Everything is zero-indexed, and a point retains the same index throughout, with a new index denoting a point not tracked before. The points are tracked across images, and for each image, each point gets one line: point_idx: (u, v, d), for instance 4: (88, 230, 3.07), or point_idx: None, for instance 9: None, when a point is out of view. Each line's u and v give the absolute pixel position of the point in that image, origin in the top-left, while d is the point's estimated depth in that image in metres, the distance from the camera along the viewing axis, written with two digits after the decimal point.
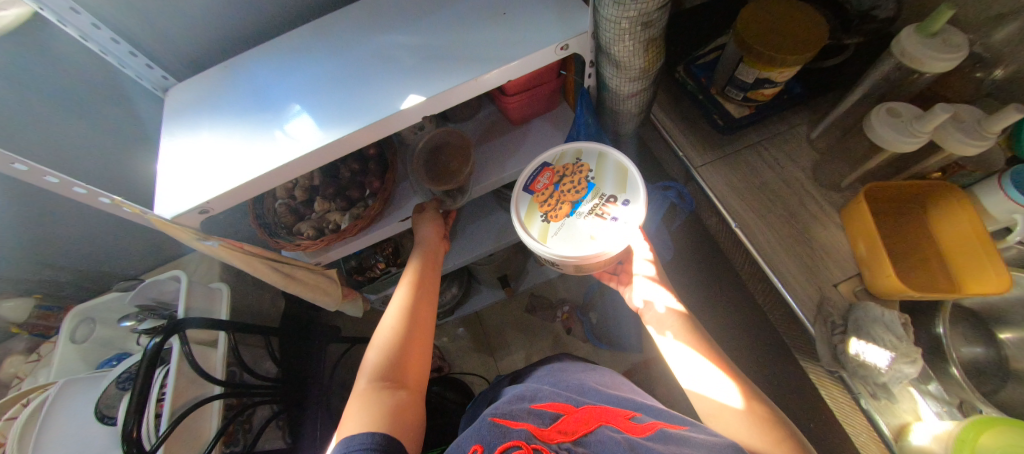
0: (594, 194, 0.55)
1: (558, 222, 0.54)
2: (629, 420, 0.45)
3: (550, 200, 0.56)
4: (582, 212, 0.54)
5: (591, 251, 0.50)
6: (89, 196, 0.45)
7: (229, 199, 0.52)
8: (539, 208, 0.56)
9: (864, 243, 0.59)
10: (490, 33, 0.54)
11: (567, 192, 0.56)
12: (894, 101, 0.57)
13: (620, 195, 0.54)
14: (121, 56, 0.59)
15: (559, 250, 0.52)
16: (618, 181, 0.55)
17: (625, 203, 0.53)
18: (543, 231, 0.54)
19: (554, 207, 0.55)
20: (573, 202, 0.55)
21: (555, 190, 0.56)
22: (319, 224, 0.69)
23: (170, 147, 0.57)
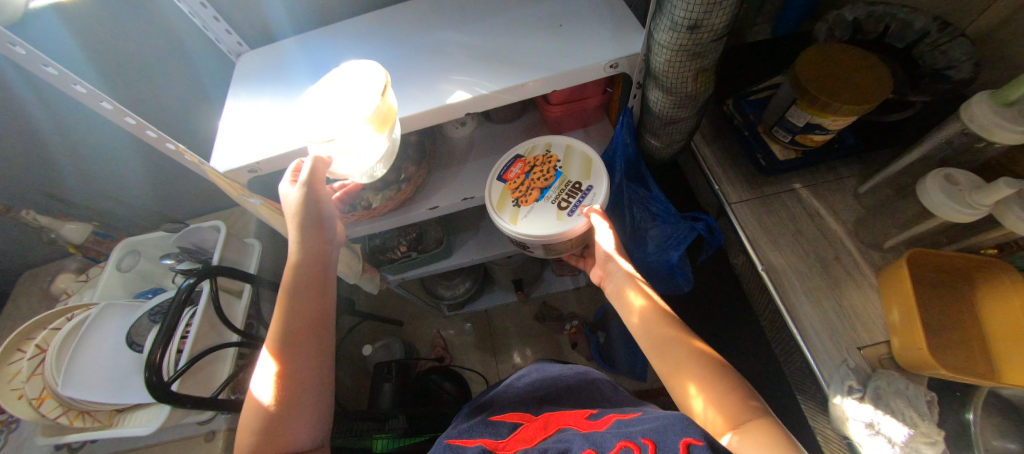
0: (561, 181, 0.62)
1: (527, 206, 0.61)
2: (586, 419, 0.50)
3: (521, 187, 0.63)
4: (550, 197, 0.61)
5: (554, 232, 0.58)
6: (159, 141, 0.49)
7: (278, 163, 0.56)
8: (512, 194, 0.63)
9: (899, 310, 0.56)
10: (544, 42, 0.55)
11: (538, 180, 0.62)
12: (952, 167, 0.55)
13: (585, 182, 0.61)
14: (206, 20, 0.65)
15: (528, 229, 0.59)
16: (583, 169, 0.62)
17: (589, 189, 0.60)
18: (515, 213, 0.61)
19: (525, 193, 0.62)
20: (541, 188, 0.62)
21: (527, 179, 0.63)
22: (352, 199, 0.72)
23: (234, 108, 0.61)
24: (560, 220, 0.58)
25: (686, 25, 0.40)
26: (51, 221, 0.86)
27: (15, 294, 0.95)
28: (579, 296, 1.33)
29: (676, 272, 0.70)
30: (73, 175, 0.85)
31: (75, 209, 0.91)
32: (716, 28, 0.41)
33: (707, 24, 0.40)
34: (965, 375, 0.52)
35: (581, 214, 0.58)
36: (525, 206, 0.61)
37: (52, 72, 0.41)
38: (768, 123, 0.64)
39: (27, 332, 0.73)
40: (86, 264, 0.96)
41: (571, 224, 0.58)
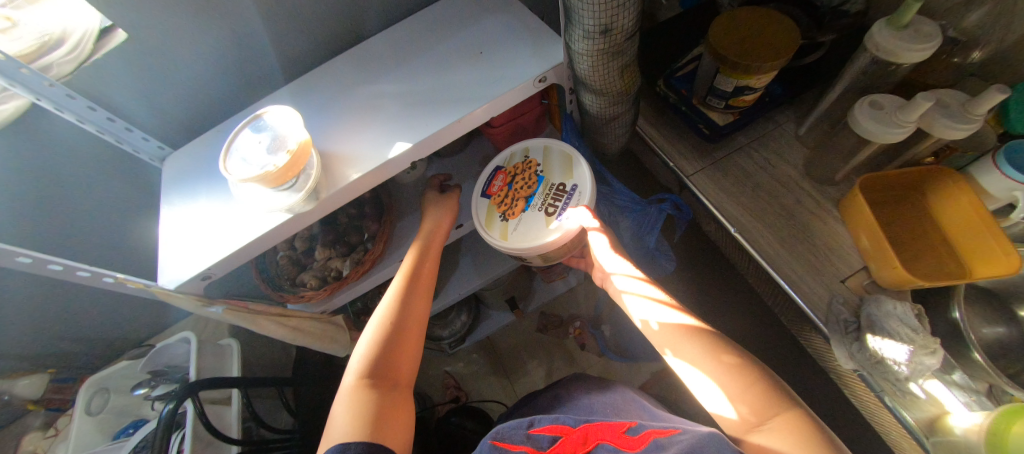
0: (544, 185, 0.61)
1: (515, 218, 0.60)
2: (625, 435, 0.47)
3: (505, 200, 0.62)
4: (536, 204, 0.60)
5: (547, 239, 0.56)
6: (93, 277, 0.46)
7: (230, 262, 0.53)
8: (497, 209, 0.62)
9: (867, 235, 0.59)
10: (470, 73, 0.55)
11: (521, 189, 0.61)
12: (874, 93, 0.58)
13: (569, 183, 0.60)
14: (118, 132, 0.60)
15: (519, 241, 0.58)
16: (564, 168, 0.61)
17: (574, 189, 0.59)
18: (504, 230, 0.60)
19: (510, 205, 0.61)
20: (526, 197, 0.61)
21: (509, 190, 0.62)
22: (322, 273, 0.69)
23: (170, 216, 0.58)
24: (548, 226, 0.57)
25: (597, 31, 0.41)
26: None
27: None
28: (573, 297, 1.33)
29: (658, 255, 0.72)
30: (14, 328, 0.78)
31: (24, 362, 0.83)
32: (626, 26, 0.42)
33: (617, 26, 0.41)
34: (940, 280, 0.55)
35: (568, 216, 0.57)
36: (512, 220, 0.60)
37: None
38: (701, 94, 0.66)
39: None
40: None
41: (561, 229, 0.56)
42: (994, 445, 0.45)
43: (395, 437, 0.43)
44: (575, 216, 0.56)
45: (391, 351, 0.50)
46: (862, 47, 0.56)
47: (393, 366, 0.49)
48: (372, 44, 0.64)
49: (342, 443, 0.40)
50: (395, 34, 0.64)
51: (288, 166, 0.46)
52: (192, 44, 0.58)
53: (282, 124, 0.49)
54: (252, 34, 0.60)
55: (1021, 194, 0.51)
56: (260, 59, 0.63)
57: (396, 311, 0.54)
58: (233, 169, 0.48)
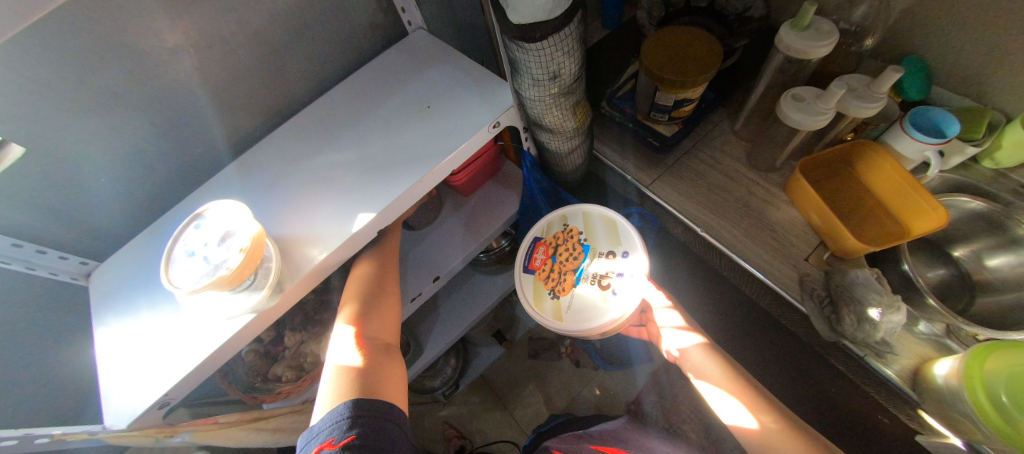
0: (591, 254, 0.59)
1: (567, 295, 0.57)
2: None
3: (552, 274, 0.60)
4: (585, 277, 0.58)
5: (608, 313, 0.54)
6: (22, 442, 0.39)
7: (190, 381, 0.47)
8: (544, 285, 0.60)
9: (816, 214, 0.64)
10: (422, 129, 0.54)
11: (567, 261, 0.60)
12: (793, 87, 0.63)
13: (617, 249, 0.58)
14: (27, 256, 0.52)
15: (578, 319, 0.55)
16: (610, 235, 0.60)
17: (625, 255, 0.57)
18: (557, 308, 0.57)
19: (558, 280, 0.59)
20: (573, 270, 0.59)
21: (555, 263, 0.60)
22: (296, 360, 0.64)
23: (106, 341, 0.50)
24: (606, 300, 0.55)
25: (547, 77, 0.41)
26: None
27: None
28: None
29: None
30: None
31: None
32: (572, 69, 0.43)
33: (564, 70, 0.42)
34: (888, 242, 0.60)
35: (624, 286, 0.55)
36: (563, 297, 0.57)
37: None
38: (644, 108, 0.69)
39: None
40: None
41: (620, 300, 0.54)
42: (971, 383, 0.48)
43: (391, 388, 0.47)
44: (634, 283, 0.55)
45: (372, 326, 0.53)
46: (774, 48, 0.61)
47: (379, 337, 0.52)
48: (311, 113, 0.61)
49: (348, 399, 0.43)
50: (334, 99, 0.62)
51: (243, 265, 0.42)
52: (107, 146, 0.52)
53: (228, 219, 0.45)
54: (176, 124, 0.55)
55: (931, 153, 0.59)
56: (189, 147, 0.58)
57: (367, 292, 0.56)
58: (178, 280, 0.43)
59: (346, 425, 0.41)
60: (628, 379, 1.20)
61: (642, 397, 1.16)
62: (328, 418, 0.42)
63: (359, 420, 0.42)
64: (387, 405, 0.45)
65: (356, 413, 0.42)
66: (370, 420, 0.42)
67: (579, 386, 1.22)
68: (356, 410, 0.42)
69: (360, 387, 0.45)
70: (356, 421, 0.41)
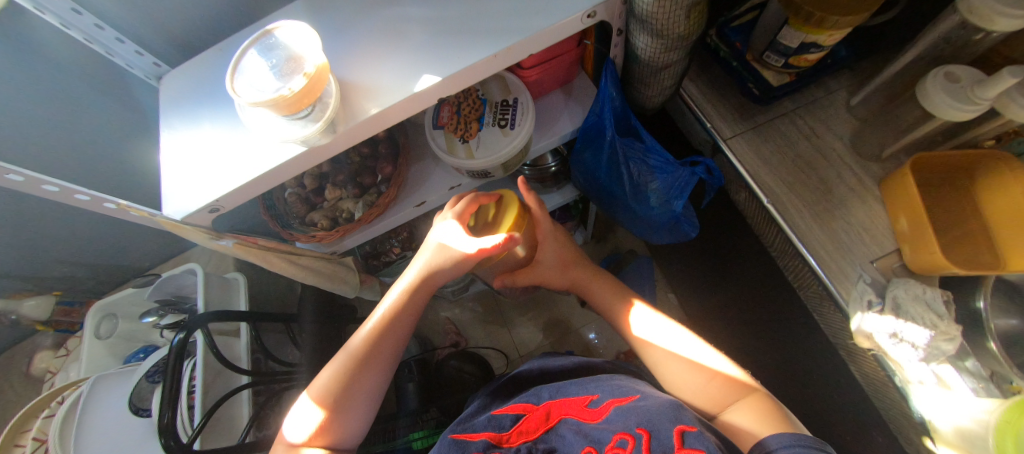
0: (489, 105, 0.63)
1: (475, 139, 0.62)
2: (586, 407, 0.49)
3: (459, 125, 0.63)
4: (488, 122, 0.62)
5: (512, 145, 0.61)
6: (94, 202, 0.43)
7: (239, 196, 0.49)
8: (455, 135, 0.63)
9: (907, 218, 0.57)
10: (509, 1, 0.49)
11: (470, 113, 0.63)
12: (950, 64, 0.52)
13: (510, 97, 0.63)
14: (108, 43, 0.54)
15: (485, 157, 0.61)
16: (501, 86, 0.64)
17: (517, 100, 0.62)
18: (467, 150, 0.62)
19: (465, 129, 0.62)
20: (477, 119, 0.63)
21: (460, 116, 0.63)
22: (332, 213, 0.66)
23: (170, 141, 0.53)
24: (507, 136, 0.61)
25: None
26: (4, 303, 0.78)
27: None
28: None
29: (682, 221, 0.70)
30: (11, 249, 0.75)
31: (26, 282, 0.82)
32: None
33: None
34: (975, 269, 0.54)
35: (520, 124, 0.61)
36: (471, 141, 0.62)
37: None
38: (758, 48, 0.59)
39: (19, 425, 0.67)
40: (62, 337, 0.88)
41: (518, 137, 0.61)
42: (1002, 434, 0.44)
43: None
44: (527, 124, 0.61)
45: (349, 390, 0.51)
46: (950, 9, 0.50)
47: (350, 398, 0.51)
48: None
49: None
50: None
51: (304, 91, 0.41)
52: None
53: (296, 42, 0.43)
54: None
55: None
56: None
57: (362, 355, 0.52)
58: (241, 91, 0.43)
59: None
60: None
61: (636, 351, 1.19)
62: None
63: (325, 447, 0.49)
64: None
65: None
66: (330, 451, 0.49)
67: (579, 324, 1.25)
68: None
69: None
70: None
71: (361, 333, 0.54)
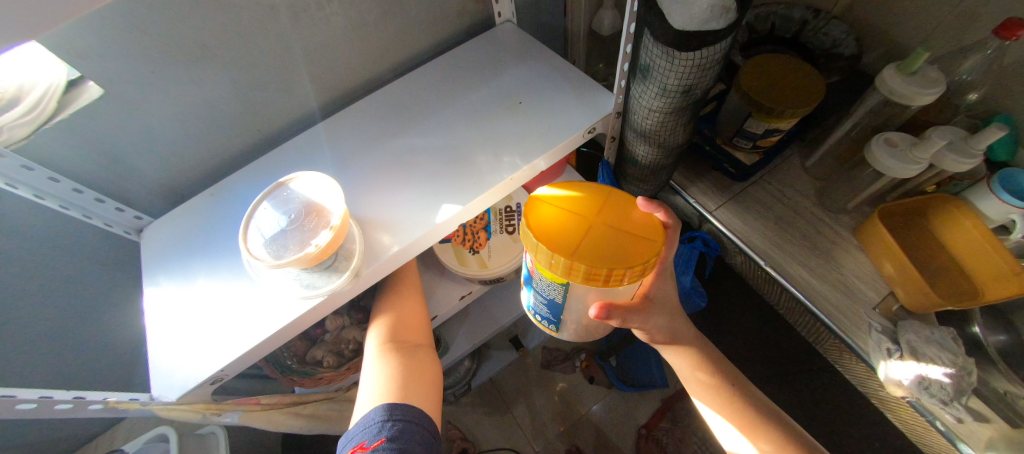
0: (493, 213, 0.66)
1: (485, 248, 0.63)
2: None
3: (467, 236, 0.64)
4: (495, 230, 0.65)
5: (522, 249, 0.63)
6: (76, 407, 0.37)
7: (247, 361, 0.44)
8: (464, 247, 0.63)
9: (890, 263, 0.62)
10: (513, 125, 0.52)
11: (476, 222, 0.65)
12: (885, 131, 0.61)
13: (512, 203, 0.67)
14: (86, 205, 0.50)
15: (500, 264, 0.61)
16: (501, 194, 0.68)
17: (520, 206, 0.66)
18: (479, 260, 0.62)
19: (473, 239, 0.64)
20: (484, 228, 0.64)
21: (467, 226, 0.64)
22: (337, 345, 0.61)
23: (157, 305, 0.47)
24: (516, 241, 0.64)
25: (678, 89, 0.41)
26: None
27: None
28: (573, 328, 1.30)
29: (692, 293, 0.73)
30: None
31: None
32: (703, 86, 0.42)
33: (697, 85, 0.41)
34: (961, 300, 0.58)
35: None
36: (481, 251, 0.63)
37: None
38: (725, 134, 0.67)
39: None
40: None
41: None
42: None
43: (424, 395, 0.48)
44: None
45: (402, 337, 0.52)
46: (872, 89, 0.60)
47: (406, 343, 0.52)
48: (388, 92, 0.58)
49: (383, 405, 0.44)
50: (416, 81, 0.59)
51: (330, 244, 0.39)
52: (184, 100, 0.49)
53: (315, 193, 0.43)
54: (256, 86, 0.53)
55: (1018, 217, 0.56)
56: (262, 112, 0.56)
57: (391, 323, 0.53)
58: (257, 251, 0.40)
59: (387, 418, 0.42)
60: (642, 402, 1.18)
61: (654, 423, 1.13)
62: (363, 422, 0.43)
63: (400, 430, 0.42)
64: (425, 414, 0.45)
65: (397, 416, 0.43)
66: (409, 425, 0.43)
67: (591, 405, 1.19)
68: (393, 411, 0.43)
69: (399, 395, 0.45)
70: (395, 413, 0.43)
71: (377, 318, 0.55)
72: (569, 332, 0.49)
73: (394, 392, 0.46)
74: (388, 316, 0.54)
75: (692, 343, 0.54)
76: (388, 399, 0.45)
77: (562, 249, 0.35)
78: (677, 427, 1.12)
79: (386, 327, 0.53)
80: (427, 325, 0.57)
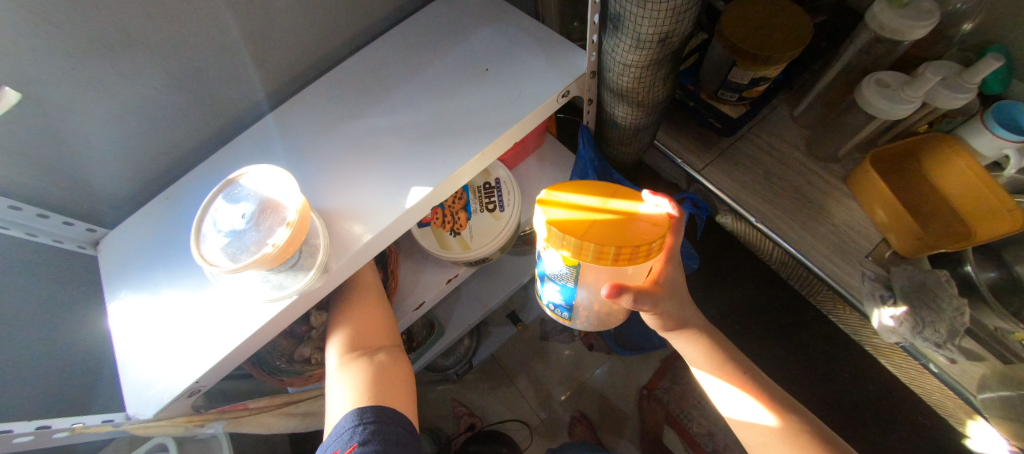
0: (471, 190, 0.63)
1: (466, 229, 0.60)
2: None
3: (446, 218, 0.61)
4: (475, 209, 0.62)
5: (505, 227, 0.60)
6: (40, 437, 0.35)
7: (223, 369, 0.42)
8: (444, 230, 0.60)
9: (882, 209, 0.60)
10: (483, 94, 0.49)
11: (455, 203, 0.62)
12: (877, 71, 0.58)
13: (491, 178, 0.63)
14: (28, 221, 0.46)
15: (483, 245, 0.59)
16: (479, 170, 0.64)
17: (499, 181, 0.63)
18: (461, 242, 0.60)
19: (453, 221, 0.61)
20: (463, 208, 0.61)
21: (445, 207, 0.61)
22: (324, 341, 0.59)
23: (122, 318, 0.45)
24: (498, 219, 0.61)
25: (654, 39, 0.37)
26: None
27: None
28: None
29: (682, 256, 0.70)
30: None
31: None
32: (679, 33, 0.38)
33: (673, 34, 0.38)
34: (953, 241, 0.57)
35: (508, 204, 0.61)
36: (463, 233, 0.60)
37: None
38: (710, 87, 0.63)
39: None
40: None
41: (510, 217, 0.61)
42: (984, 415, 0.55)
43: (395, 397, 0.47)
44: (515, 203, 0.62)
45: (365, 341, 0.51)
46: (862, 27, 0.56)
47: (369, 346, 0.50)
48: (346, 69, 0.54)
49: (354, 411, 0.42)
50: (374, 55, 0.54)
51: (289, 242, 0.37)
52: (120, 98, 0.44)
53: (267, 187, 0.40)
54: (199, 75, 0.48)
55: (1011, 153, 0.54)
56: (210, 103, 0.51)
57: (351, 327, 0.51)
58: (212, 256, 0.37)
59: (359, 424, 0.41)
60: (641, 363, 1.20)
61: (655, 383, 1.15)
62: (334, 432, 0.42)
63: (373, 434, 0.41)
64: (398, 414, 0.45)
65: (368, 421, 0.42)
66: (381, 428, 0.42)
67: (592, 370, 1.21)
68: (365, 415, 0.42)
69: (371, 398, 0.44)
70: (367, 417, 0.42)
71: (336, 322, 0.53)
72: (583, 320, 0.50)
73: (364, 397, 0.45)
74: (347, 319, 0.52)
75: (702, 329, 0.54)
76: (358, 405, 0.44)
77: (573, 230, 0.36)
78: (676, 385, 1.15)
79: (346, 332, 0.51)
80: (392, 324, 0.55)
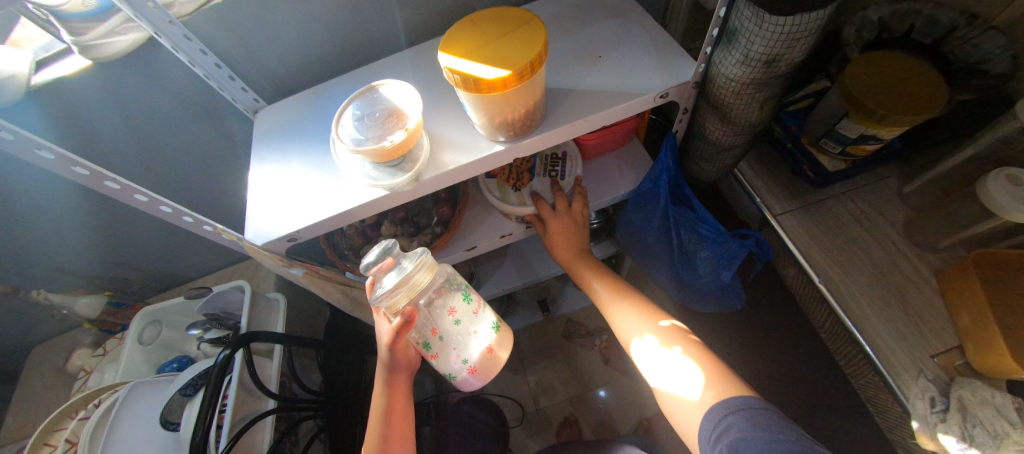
0: (539, 156, 0.71)
1: (525, 186, 0.68)
2: None
3: (511, 174, 0.69)
4: (539, 173, 0.69)
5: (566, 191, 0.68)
6: (195, 224, 0.45)
7: (319, 229, 0.52)
8: (507, 182, 0.69)
9: (969, 313, 0.55)
10: (590, 77, 0.53)
11: (522, 163, 0.70)
12: (1012, 165, 0.53)
13: (559, 150, 0.71)
14: (222, 80, 0.59)
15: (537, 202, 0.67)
16: None
17: (565, 155, 0.70)
18: (519, 195, 0.68)
19: (517, 177, 0.69)
20: (528, 169, 0.69)
21: (511, 166, 0.69)
22: (387, 248, 0.68)
23: (260, 171, 0.57)
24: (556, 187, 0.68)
25: (762, 58, 0.39)
26: (62, 298, 0.80)
27: (27, 375, 0.90)
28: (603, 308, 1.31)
29: (728, 291, 0.70)
30: (77, 247, 0.79)
31: (83, 280, 0.85)
32: (790, 61, 0.40)
33: (782, 58, 0.40)
34: None
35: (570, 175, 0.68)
36: (522, 189, 0.68)
37: (48, 156, 0.34)
38: (814, 134, 0.62)
39: (54, 424, 0.67)
40: (102, 335, 0.91)
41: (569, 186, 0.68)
42: None
43: None
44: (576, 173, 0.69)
45: None
46: (1009, 114, 0.52)
47: None
48: None
49: None
50: None
51: (401, 144, 0.45)
52: (309, 4, 0.56)
53: (398, 100, 0.48)
54: (369, 3, 0.58)
55: None
56: (369, 28, 0.62)
57: None
58: (344, 138, 0.47)
59: None
60: (651, 395, 1.17)
61: (659, 418, 1.13)
62: None
63: None
64: None
65: None
66: None
67: (601, 382, 1.21)
68: None
69: None
70: None
71: None
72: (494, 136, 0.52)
73: None
74: None
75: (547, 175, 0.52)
76: None
77: (451, 53, 0.42)
78: None
79: None
80: None
